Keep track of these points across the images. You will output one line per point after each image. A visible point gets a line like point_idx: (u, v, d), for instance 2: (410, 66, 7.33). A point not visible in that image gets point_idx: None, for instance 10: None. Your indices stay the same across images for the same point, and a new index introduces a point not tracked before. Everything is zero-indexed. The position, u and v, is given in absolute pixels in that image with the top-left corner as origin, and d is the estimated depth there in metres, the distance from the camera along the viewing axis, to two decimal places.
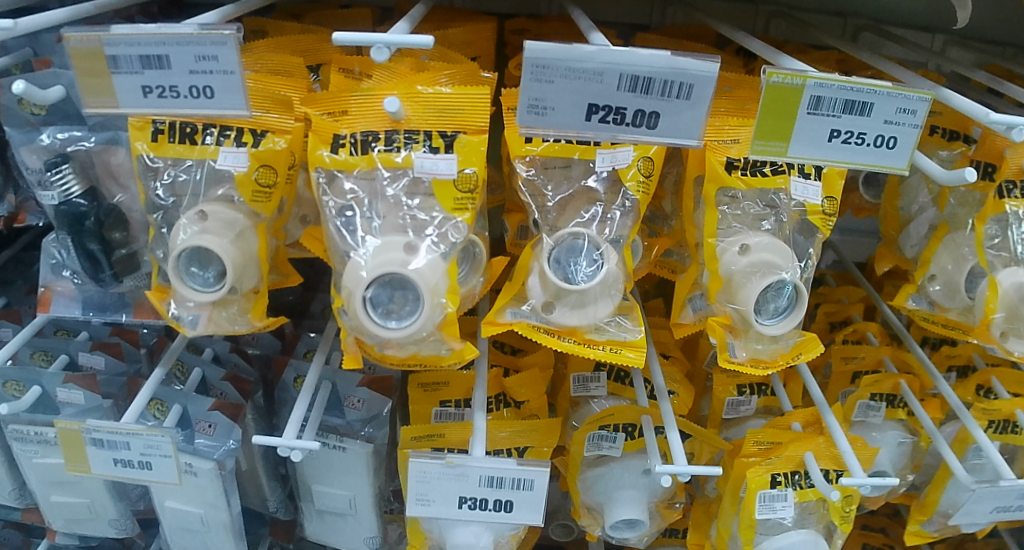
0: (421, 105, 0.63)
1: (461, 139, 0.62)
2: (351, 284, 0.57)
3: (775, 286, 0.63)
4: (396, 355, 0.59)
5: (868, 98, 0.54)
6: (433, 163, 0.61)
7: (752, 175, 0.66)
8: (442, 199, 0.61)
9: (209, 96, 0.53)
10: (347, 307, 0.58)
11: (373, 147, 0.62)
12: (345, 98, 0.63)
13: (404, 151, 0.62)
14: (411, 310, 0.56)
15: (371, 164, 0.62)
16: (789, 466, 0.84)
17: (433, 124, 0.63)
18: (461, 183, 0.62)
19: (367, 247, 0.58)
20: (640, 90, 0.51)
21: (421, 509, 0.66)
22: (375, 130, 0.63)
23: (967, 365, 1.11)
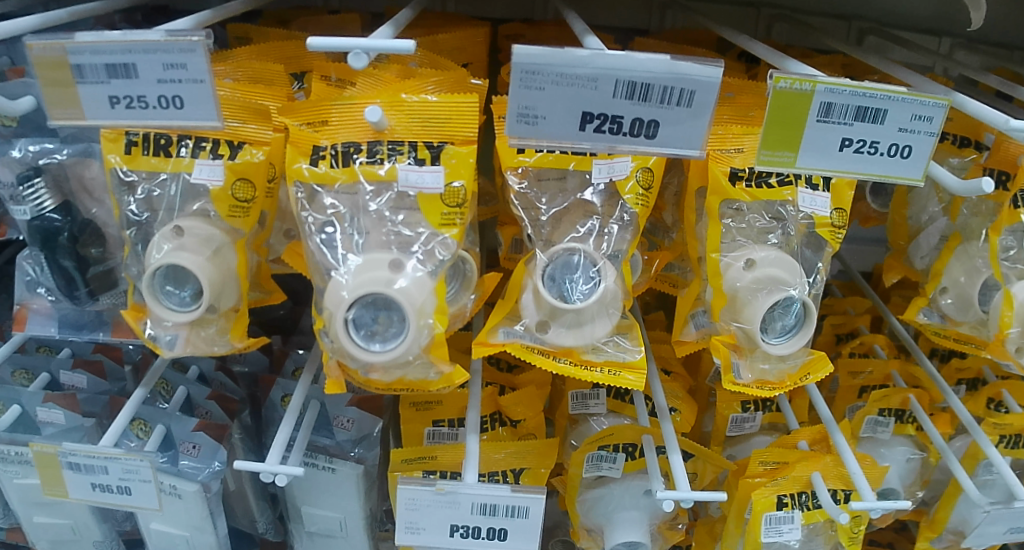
0: (405, 116, 0.60)
1: (449, 151, 0.59)
2: (333, 305, 0.54)
3: (782, 303, 0.60)
4: (381, 380, 0.56)
5: (881, 105, 0.51)
6: (419, 176, 0.58)
7: (757, 187, 0.63)
8: (429, 215, 0.58)
9: (179, 106, 0.50)
10: (329, 329, 0.54)
11: (355, 160, 0.59)
12: (326, 108, 0.61)
13: (387, 163, 0.59)
14: (397, 332, 0.53)
15: (354, 177, 0.59)
16: (796, 487, 0.81)
17: (418, 135, 0.60)
18: (449, 198, 0.59)
19: (350, 265, 0.55)
20: (639, 97, 0.48)
21: (411, 538, 0.63)
22: (357, 141, 0.60)
23: (977, 378, 1.07)
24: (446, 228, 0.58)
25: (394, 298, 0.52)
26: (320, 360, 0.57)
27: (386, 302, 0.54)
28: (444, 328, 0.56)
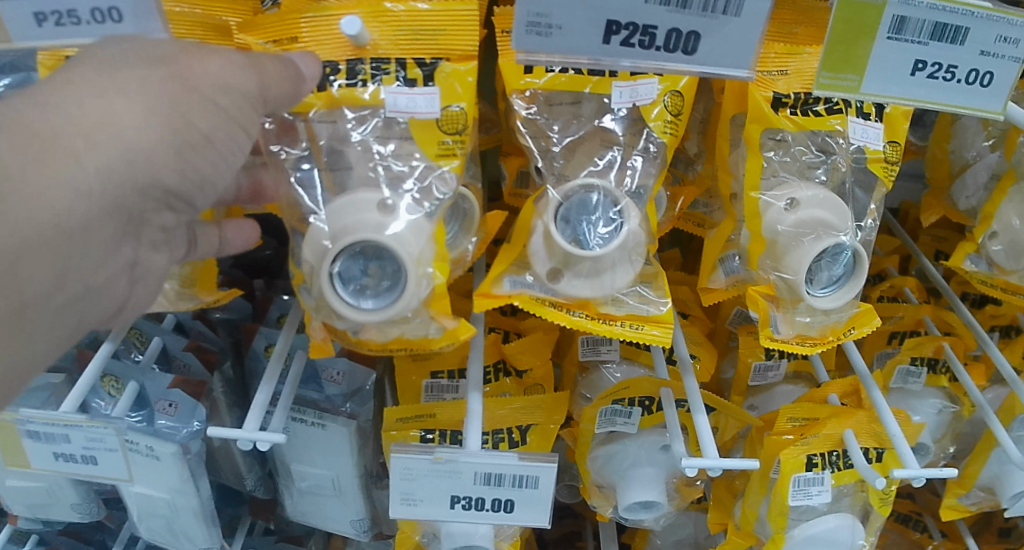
0: (389, 28, 0.52)
1: (443, 69, 0.52)
2: (318, 255, 0.47)
3: (830, 252, 0.53)
4: (376, 340, 0.49)
5: (963, 21, 0.43)
6: (410, 100, 0.51)
7: (803, 115, 0.55)
8: (425, 145, 0.52)
9: (117, 20, 0.46)
10: (316, 284, 0.48)
11: (335, 83, 0.52)
12: (291, 21, 0.52)
13: (371, 87, 0.52)
14: (390, 283, 0.47)
15: (335, 105, 0.52)
16: (827, 446, 0.75)
17: (404, 51, 0.52)
18: (445, 126, 0.52)
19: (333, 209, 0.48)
20: (676, 3, 0.40)
21: (408, 509, 0.58)
22: (334, 61, 0.52)
23: (1012, 325, 1.00)
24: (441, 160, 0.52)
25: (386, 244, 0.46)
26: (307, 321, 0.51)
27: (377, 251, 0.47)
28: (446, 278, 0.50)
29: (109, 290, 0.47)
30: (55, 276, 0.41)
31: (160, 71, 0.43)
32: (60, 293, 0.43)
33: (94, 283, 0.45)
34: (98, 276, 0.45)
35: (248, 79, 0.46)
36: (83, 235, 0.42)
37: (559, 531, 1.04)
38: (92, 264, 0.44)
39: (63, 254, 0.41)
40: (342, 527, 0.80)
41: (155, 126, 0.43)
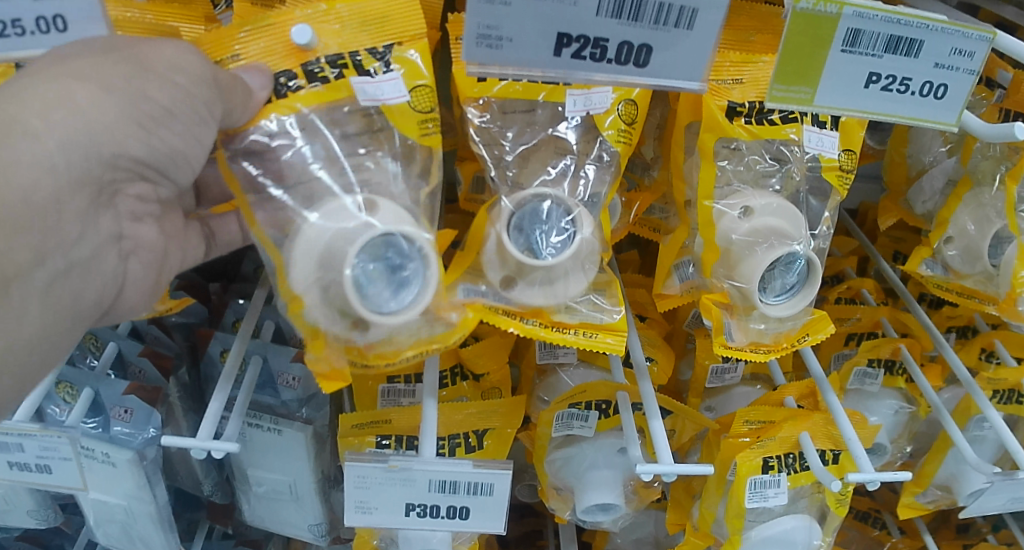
0: (334, 28, 0.52)
1: (398, 54, 0.53)
2: (324, 266, 0.46)
3: (784, 261, 0.53)
4: (394, 349, 0.49)
5: (917, 35, 0.43)
6: (376, 88, 0.51)
7: (757, 124, 0.56)
8: (403, 125, 0.53)
9: (61, 29, 0.46)
10: (326, 299, 0.47)
11: (298, 88, 0.52)
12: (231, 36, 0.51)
13: (329, 83, 0.52)
14: (407, 280, 0.47)
15: (300, 109, 0.51)
16: (783, 448, 0.77)
17: (354, 43, 0.52)
18: (419, 108, 0.53)
19: (319, 215, 0.48)
20: (628, 17, 0.40)
21: (362, 517, 0.57)
22: (288, 69, 0.52)
23: (968, 326, 1.03)
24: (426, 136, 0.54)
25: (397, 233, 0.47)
26: (313, 349, 0.49)
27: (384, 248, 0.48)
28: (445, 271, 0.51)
29: (99, 264, 0.51)
30: (35, 245, 0.45)
31: (114, 56, 0.45)
32: (44, 267, 0.46)
33: (75, 256, 0.48)
34: (79, 249, 0.48)
35: (200, 66, 0.47)
36: (57, 209, 0.45)
37: (521, 530, 1.05)
38: (72, 235, 0.47)
39: (38, 229, 0.44)
40: (301, 531, 0.79)
41: (115, 102, 0.45)
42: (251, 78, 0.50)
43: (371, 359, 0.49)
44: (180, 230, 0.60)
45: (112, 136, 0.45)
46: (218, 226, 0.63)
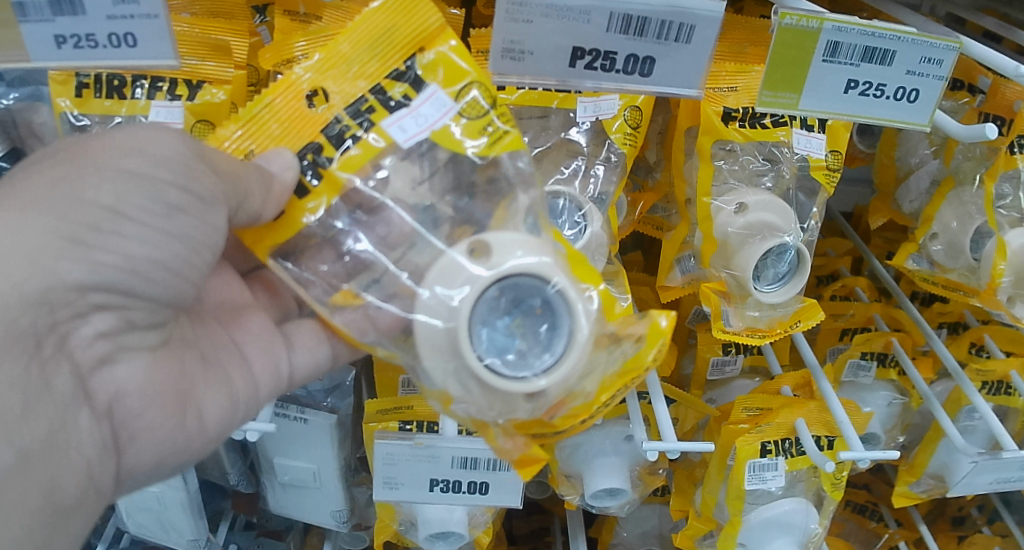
0: (341, 72, 0.48)
1: (423, 65, 0.48)
2: (454, 353, 0.44)
3: (775, 250, 0.59)
4: (584, 399, 0.46)
5: (890, 46, 0.49)
6: (420, 115, 0.47)
7: (751, 128, 0.61)
8: (466, 137, 0.47)
9: (131, 45, 0.47)
10: (479, 389, 0.44)
11: (328, 161, 0.47)
12: (236, 134, 0.47)
13: (360, 136, 0.47)
14: (552, 319, 0.45)
15: (347, 176, 0.47)
16: (780, 433, 0.81)
17: (371, 77, 0.48)
18: (472, 114, 0.48)
19: (426, 291, 0.45)
20: (634, 32, 0.45)
21: (390, 493, 0.64)
22: (311, 142, 0.47)
23: (958, 322, 1.07)
24: (494, 148, 0.48)
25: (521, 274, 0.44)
26: (490, 446, 0.46)
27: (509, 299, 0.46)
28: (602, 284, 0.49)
29: (70, 429, 0.45)
30: None
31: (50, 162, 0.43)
32: None
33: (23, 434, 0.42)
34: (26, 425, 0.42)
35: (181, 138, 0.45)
36: None
37: (529, 526, 1.09)
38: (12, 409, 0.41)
39: None
40: (324, 518, 0.84)
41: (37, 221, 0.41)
42: (272, 165, 0.46)
43: (559, 423, 0.46)
44: (258, 335, 0.57)
45: (52, 260, 0.42)
46: (297, 333, 0.57)
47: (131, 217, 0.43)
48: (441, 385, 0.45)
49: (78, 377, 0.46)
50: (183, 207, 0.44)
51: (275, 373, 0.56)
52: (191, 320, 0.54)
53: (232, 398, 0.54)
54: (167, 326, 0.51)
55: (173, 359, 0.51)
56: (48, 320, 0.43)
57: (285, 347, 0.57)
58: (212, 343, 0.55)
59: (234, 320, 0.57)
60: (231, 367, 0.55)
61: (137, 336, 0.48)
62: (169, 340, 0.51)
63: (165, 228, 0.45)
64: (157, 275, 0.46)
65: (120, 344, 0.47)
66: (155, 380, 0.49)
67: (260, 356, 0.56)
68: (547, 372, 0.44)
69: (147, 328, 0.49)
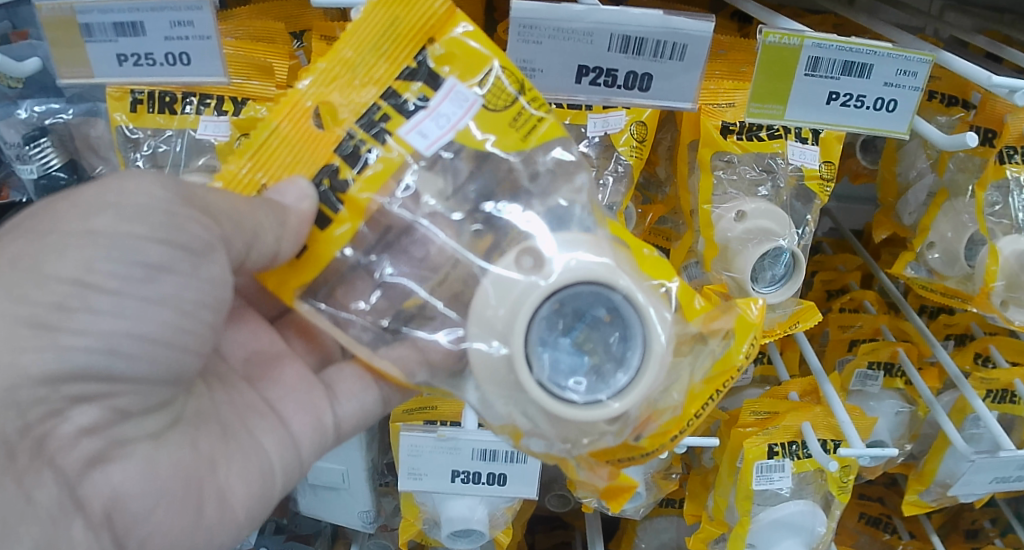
0: (349, 82, 0.48)
1: (434, 58, 0.48)
2: (516, 384, 0.43)
3: (772, 254, 0.64)
4: (673, 410, 0.47)
5: (867, 59, 0.53)
6: (444, 115, 0.47)
7: (748, 140, 0.66)
8: (491, 135, 0.48)
9: (186, 63, 0.52)
10: (552, 419, 0.44)
11: (346, 182, 0.47)
12: (247, 171, 0.47)
13: (378, 147, 0.47)
14: (627, 338, 0.45)
15: (372, 194, 0.47)
16: (786, 436, 0.84)
17: (380, 81, 0.48)
18: (493, 103, 0.48)
19: (477, 315, 0.44)
20: (632, 51, 0.50)
21: (414, 483, 0.70)
22: (327, 165, 0.48)
23: (965, 333, 1.02)
24: (525, 139, 0.48)
25: (576, 282, 0.43)
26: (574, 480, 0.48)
27: (568, 311, 0.46)
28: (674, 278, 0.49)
29: (63, 541, 0.45)
30: None
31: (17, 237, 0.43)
32: None
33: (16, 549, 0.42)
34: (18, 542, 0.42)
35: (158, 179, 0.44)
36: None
37: (549, 541, 1.11)
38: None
39: None
40: (351, 520, 0.88)
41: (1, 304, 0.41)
42: (287, 197, 0.45)
43: (646, 443, 0.46)
44: (299, 377, 0.57)
45: (13, 353, 0.41)
46: (339, 378, 0.57)
47: (101, 287, 0.42)
48: (509, 418, 0.46)
49: (66, 486, 0.45)
50: (169, 268, 0.44)
51: (319, 426, 0.56)
52: (208, 388, 0.53)
53: (262, 467, 0.53)
54: (174, 404, 0.50)
55: (186, 440, 0.49)
56: (18, 424, 0.43)
57: (325, 399, 0.56)
58: (237, 409, 0.54)
59: (262, 377, 0.56)
60: (260, 432, 0.54)
61: (135, 424, 0.47)
62: (180, 420, 0.50)
63: (145, 295, 0.44)
64: (137, 352, 0.44)
65: (113, 438, 0.46)
66: (158, 472, 0.47)
67: (296, 413, 0.55)
68: (623, 393, 0.43)
69: (150, 411, 0.48)
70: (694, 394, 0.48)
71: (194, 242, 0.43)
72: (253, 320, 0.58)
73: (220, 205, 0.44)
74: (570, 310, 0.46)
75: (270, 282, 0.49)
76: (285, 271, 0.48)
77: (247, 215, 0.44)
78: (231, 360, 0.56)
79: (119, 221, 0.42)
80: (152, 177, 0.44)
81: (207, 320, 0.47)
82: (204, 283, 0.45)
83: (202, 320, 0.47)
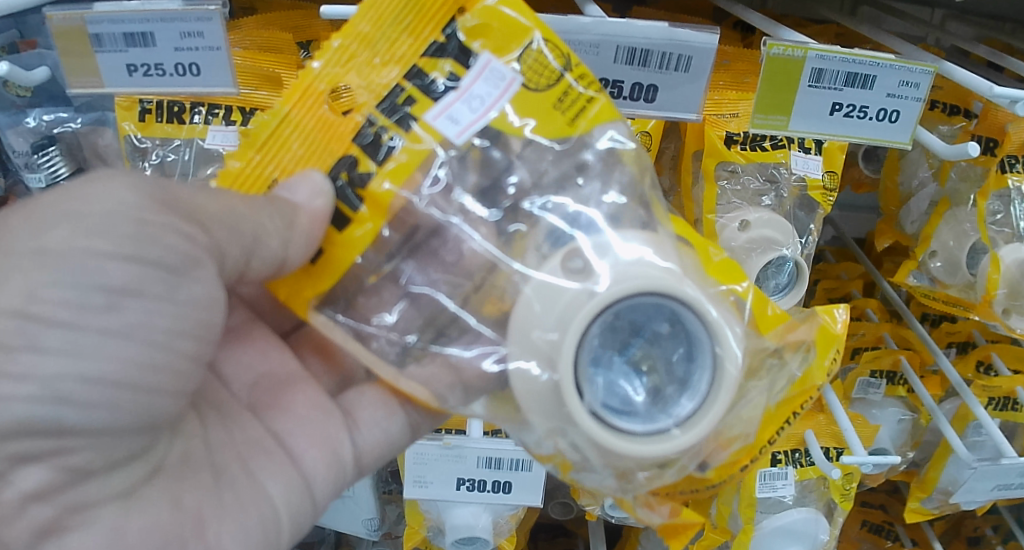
0: (372, 62, 0.48)
1: (464, 30, 0.48)
2: (567, 415, 0.42)
3: (775, 263, 0.64)
4: (742, 435, 0.47)
5: (870, 72, 0.54)
6: (484, 95, 0.46)
7: (751, 150, 0.66)
8: (532, 118, 0.47)
9: (196, 74, 0.52)
10: (607, 453, 0.43)
11: (365, 176, 0.47)
12: (259, 165, 0.48)
13: (402, 135, 0.47)
14: (692, 366, 0.44)
15: (393, 189, 0.47)
16: (789, 444, 0.85)
17: (403, 60, 0.48)
18: (532, 80, 0.47)
19: (521, 335, 0.42)
20: (638, 63, 0.51)
21: (420, 491, 0.71)
22: (346, 155, 0.48)
23: (967, 342, 1.02)
24: (572, 122, 0.47)
25: (639, 294, 0.41)
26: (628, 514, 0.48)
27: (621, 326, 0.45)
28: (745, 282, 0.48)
29: None
30: None
31: None
32: None
33: None
34: None
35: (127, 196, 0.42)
36: None
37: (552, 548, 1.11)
38: None
39: None
40: (355, 528, 0.87)
41: None
42: (300, 195, 0.45)
43: (712, 475, 0.48)
44: (314, 404, 0.56)
45: None
46: (357, 404, 0.57)
47: (45, 319, 0.39)
48: (556, 448, 0.45)
49: None
50: (135, 291, 0.41)
51: (334, 460, 0.55)
52: (200, 422, 0.52)
53: (262, 516, 0.51)
54: (153, 455, 0.47)
55: (167, 493, 0.47)
56: None
57: (344, 430, 0.56)
58: (237, 447, 0.53)
59: (268, 407, 0.55)
60: (264, 475, 0.52)
61: (100, 482, 0.44)
62: (160, 470, 0.47)
63: (104, 326, 0.41)
64: (100, 401, 0.41)
65: (71, 505, 0.43)
66: (125, 540, 0.44)
67: (308, 450, 0.54)
68: (693, 422, 0.42)
69: (128, 462, 0.45)
70: (768, 417, 0.49)
71: (178, 260, 0.42)
72: (261, 338, 0.58)
73: (210, 210, 0.44)
74: (623, 325, 0.45)
75: (282, 292, 0.49)
76: (297, 281, 0.48)
77: (249, 220, 0.45)
78: (233, 385, 0.56)
79: (81, 235, 0.40)
80: (122, 179, 0.43)
81: (185, 350, 0.45)
82: (181, 308, 0.43)
83: (177, 351, 0.44)
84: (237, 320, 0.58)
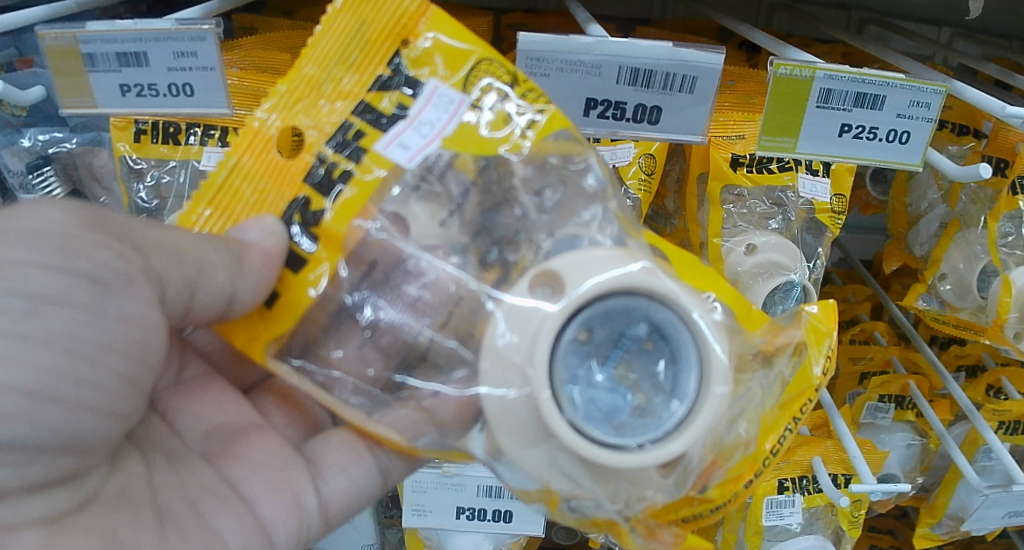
0: (321, 106, 0.47)
1: (411, 60, 0.47)
2: (547, 430, 0.40)
3: (783, 288, 0.61)
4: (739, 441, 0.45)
5: (880, 92, 0.53)
6: (432, 115, 0.46)
7: (758, 172, 0.66)
8: (498, 136, 0.46)
9: (189, 94, 0.51)
10: (591, 467, 0.40)
11: (320, 213, 0.46)
12: (207, 216, 0.47)
13: (354, 165, 0.46)
14: (676, 372, 0.42)
15: (349, 221, 0.45)
16: (797, 471, 0.82)
17: (350, 96, 0.47)
18: (478, 100, 0.46)
19: (489, 349, 0.41)
20: (641, 84, 0.50)
21: (419, 519, 0.70)
22: (297, 197, 0.46)
23: (977, 364, 1.00)
24: (521, 136, 0.46)
25: (615, 292, 0.40)
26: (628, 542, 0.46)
27: (600, 338, 0.42)
28: (715, 289, 0.47)
29: None
30: None
31: None
32: None
33: None
34: None
35: (60, 218, 0.41)
36: None
37: None
38: None
39: None
40: None
41: None
42: (251, 235, 0.44)
43: (715, 493, 0.46)
44: (270, 451, 0.53)
45: None
46: (323, 452, 0.55)
47: None
48: (541, 478, 0.42)
49: None
50: (57, 299, 0.40)
51: (298, 508, 0.52)
52: (146, 463, 0.50)
53: None
54: (88, 483, 0.45)
55: (100, 522, 0.44)
56: None
57: (305, 476, 0.53)
58: (186, 490, 0.50)
59: (221, 455, 0.53)
60: (218, 519, 0.49)
61: (12, 508, 0.40)
62: (93, 500, 0.45)
63: (23, 332, 0.39)
64: (14, 411, 0.39)
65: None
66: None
67: (265, 496, 0.51)
68: (682, 429, 0.40)
69: (52, 487, 0.43)
70: (767, 426, 0.47)
71: (111, 275, 0.41)
72: (216, 390, 0.57)
73: (150, 239, 0.44)
74: (603, 337, 0.42)
75: (238, 339, 0.47)
76: (255, 325, 0.47)
77: (191, 252, 0.44)
78: (186, 436, 0.54)
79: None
80: (54, 201, 0.42)
81: (116, 369, 0.43)
82: (112, 323, 0.42)
83: (107, 368, 0.42)
84: (191, 373, 0.57)
